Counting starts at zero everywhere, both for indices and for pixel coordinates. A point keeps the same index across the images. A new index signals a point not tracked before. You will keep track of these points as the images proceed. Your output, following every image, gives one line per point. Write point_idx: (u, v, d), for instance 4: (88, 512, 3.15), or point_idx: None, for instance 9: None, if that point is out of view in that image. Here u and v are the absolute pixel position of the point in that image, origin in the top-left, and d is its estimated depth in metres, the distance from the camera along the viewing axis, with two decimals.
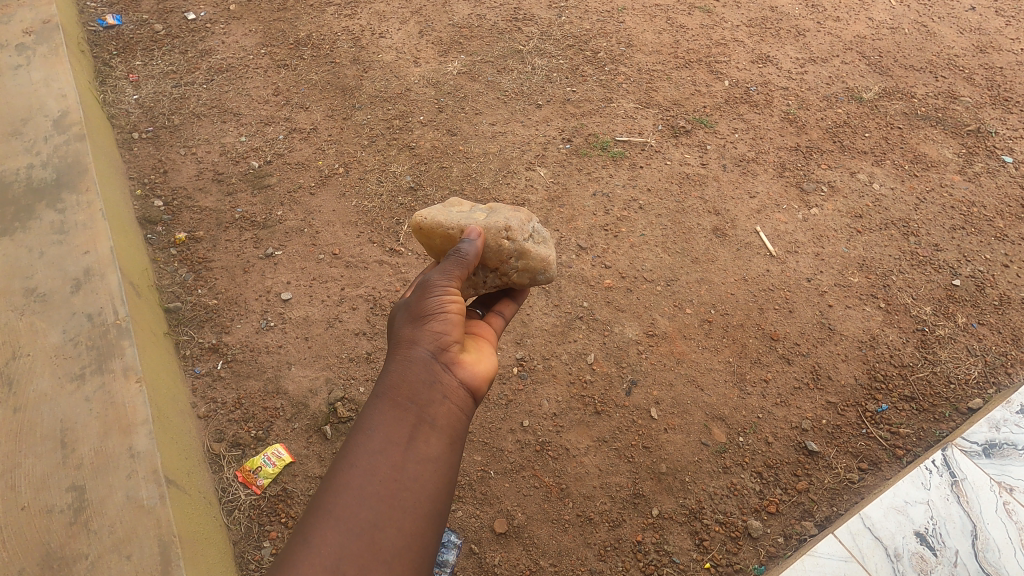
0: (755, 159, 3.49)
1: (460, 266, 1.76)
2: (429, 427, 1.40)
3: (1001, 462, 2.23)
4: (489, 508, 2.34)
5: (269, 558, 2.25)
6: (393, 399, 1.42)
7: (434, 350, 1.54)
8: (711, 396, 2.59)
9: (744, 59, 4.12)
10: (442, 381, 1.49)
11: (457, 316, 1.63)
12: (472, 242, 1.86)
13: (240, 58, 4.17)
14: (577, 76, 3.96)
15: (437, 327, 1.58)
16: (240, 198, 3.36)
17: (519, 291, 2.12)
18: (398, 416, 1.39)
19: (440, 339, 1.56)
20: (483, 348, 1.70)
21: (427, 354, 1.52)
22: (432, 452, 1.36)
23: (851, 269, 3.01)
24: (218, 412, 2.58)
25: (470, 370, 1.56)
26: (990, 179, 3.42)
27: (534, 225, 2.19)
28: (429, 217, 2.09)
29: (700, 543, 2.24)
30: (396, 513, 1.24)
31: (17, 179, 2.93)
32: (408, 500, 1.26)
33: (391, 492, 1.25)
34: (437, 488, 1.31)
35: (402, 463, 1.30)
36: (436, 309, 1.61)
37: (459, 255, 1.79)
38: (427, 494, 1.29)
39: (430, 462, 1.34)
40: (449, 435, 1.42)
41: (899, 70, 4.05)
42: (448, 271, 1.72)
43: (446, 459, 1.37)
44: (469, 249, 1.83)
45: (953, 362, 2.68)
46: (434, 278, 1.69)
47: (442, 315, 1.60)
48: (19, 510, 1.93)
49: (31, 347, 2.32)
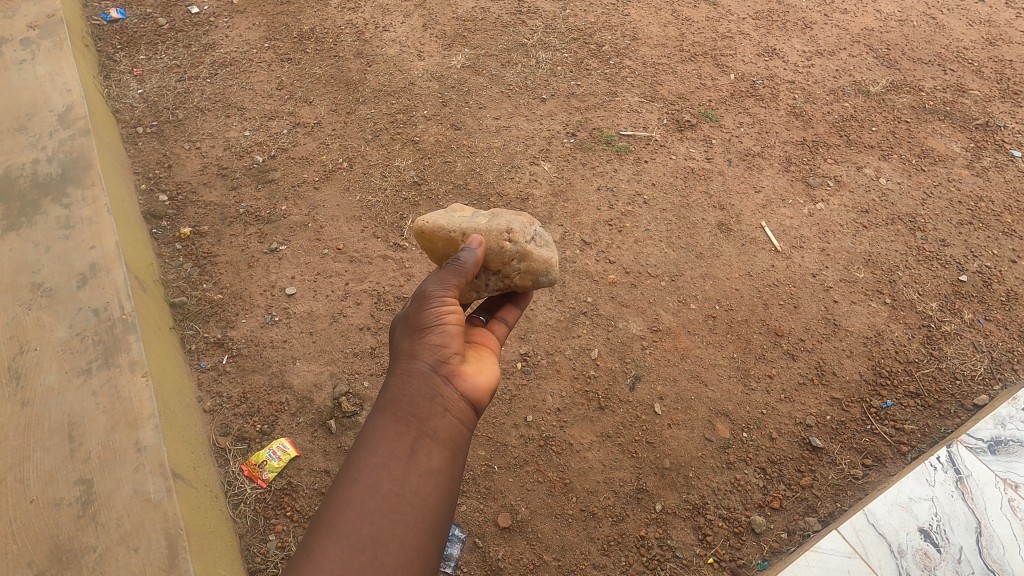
0: (761, 153, 3.47)
1: (457, 274, 1.76)
2: (430, 441, 1.41)
3: (1006, 459, 2.23)
4: (493, 502, 2.35)
5: (274, 551, 2.27)
6: (394, 413, 1.43)
7: (434, 362, 1.54)
8: (715, 391, 2.58)
9: (750, 52, 4.09)
10: (443, 393, 1.50)
11: (456, 326, 1.63)
12: (472, 251, 1.86)
13: (244, 52, 4.16)
14: (582, 69, 3.94)
15: (436, 339, 1.58)
16: (244, 192, 3.37)
17: (522, 296, 2.14)
18: (400, 430, 1.40)
19: (440, 352, 1.56)
20: (484, 358, 1.70)
21: (428, 367, 1.53)
22: (434, 465, 1.37)
23: (856, 265, 2.99)
24: (223, 407, 2.60)
25: (471, 381, 1.56)
26: (999, 173, 3.38)
27: (536, 228, 2.16)
28: (431, 221, 2.08)
29: (703, 538, 2.25)
30: (398, 528, 1.24)
31: (23, 174, 2.94)
32: (410, 514, 1.27)
33: (394, 507, 1.27)
34: (439, 502, 1.32)
35: (404, 478, 1.31)
36: (434, 321, 1.61)
37: (457, 264, 1.78)
38: (429, 508, 1.30)
39: (431, 475, 1.35)
40: (450, 448, 1.43)
41: (907, 63, 4.01)
42: (445, 280, 1.71)
43: (448, 472, 1.38)
44: (468, 258, 1.83)
45: (959, 358, 2.66)
46: (432, 288, 1.68)
47: (440, 327, 1.60)
48: (28, 503, 1.95)
49: (38, 341, 2.34)
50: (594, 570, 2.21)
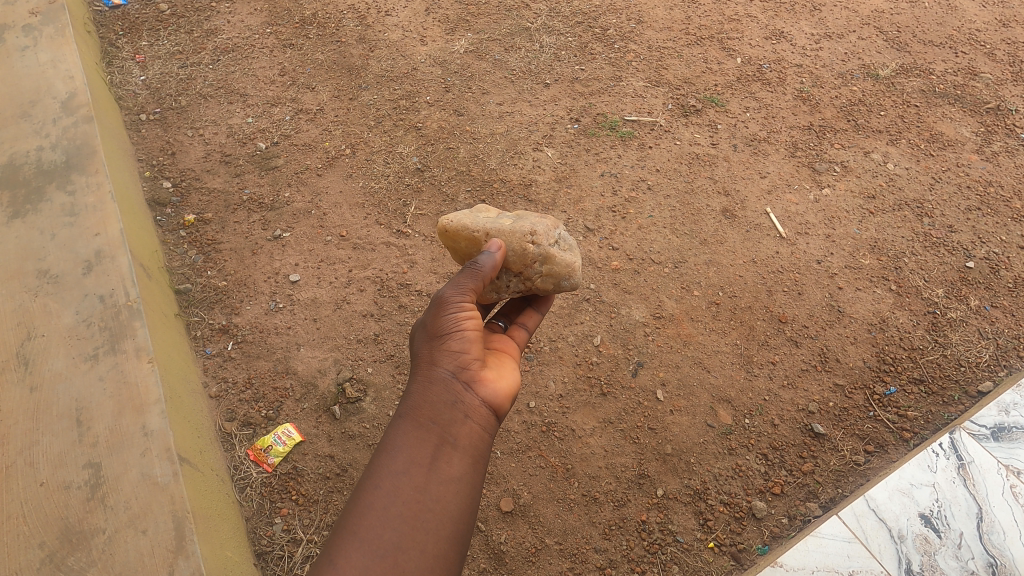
0: (766, 138, 3.43)
1: (474, 278, 1.75)
2: (451, 448, 1.42)
3: (1010, 445, 2.22)
4: (496, 487, 2.36)
5: (280, 534, 2.30)
6: (415, 420, 1.46)
7: (454, 368, 1.55)
8: (717, 377, 2.59)
9: (758, 35, 4.03)
10: (464, 400, 1.51)
11: (475, 332, 1.63)
12: (491, 254, 1.85)
13: (245, 38, 4.14)
14: (586, 54, 3.89)
15: (456, 345, 1.58)
16: (248, 179, 3.37)
17: (541, 301, 2.13)
18: (421, 436, 1.43)
19: (460, 358, 1.57)
20: (504, 363, 1.70)
21: (448, 374, 1.54)
22: (455, 472, 1.39)
23: (862, 251, 2.97)
24: (229, 392, 2.62)
25: (493, 387, 1.57)
26: (1009, 158, 3.33)
27: (560, 231, 2.16)
28: (455, 220, 2.09)
29: (704, 522, 2.26)
30: (418, 535, 1.27)
31: (28, 161, 2.95)
32: (431, 522, 1.30)
33: (414, 515, 1.29)
34: (460, 509, 1.35)
35: (425, 485, 1.34)
36: (453, 326, 1.60)
37: (474, 267, 1.77)
38: (449, 515, 1.32)
39: (453, 483, 1.37)
40: (471, 455, 1.45)
41: (918, 45, 3.94)
42: (461, 284, 1.70)
43: (468, 479, 1.40)
44: (486, 262, 1.81)
45: (964, 345, 2.65)
46: (449, 293, 1.66)
47: (459, 333, 1.60)
48: (38, 486, 1.99)
49: (46, 327, 2.36)
50: (595, 553, 2.23)
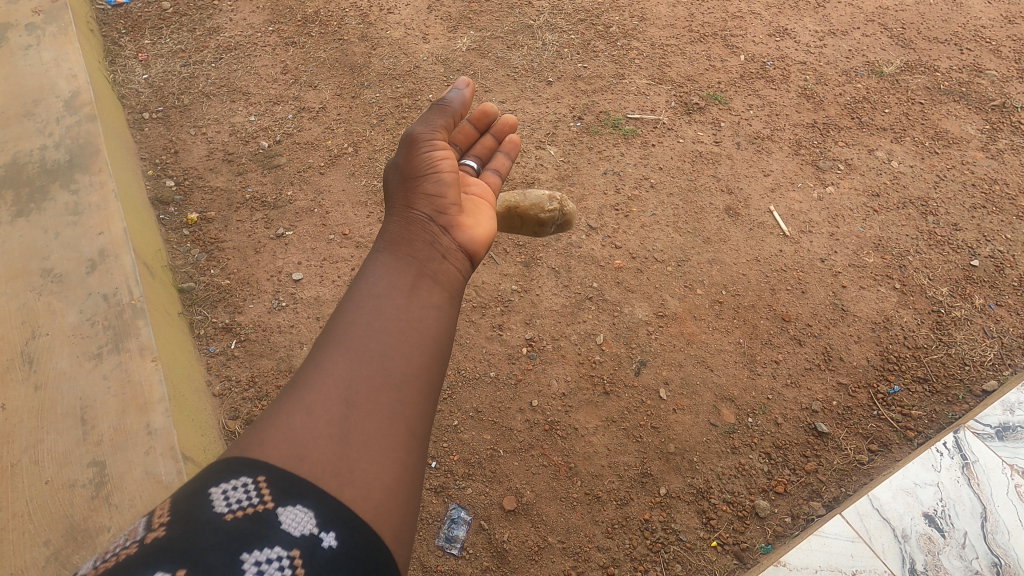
0: (770, 136, 3.42)
1: (444, 114, 1.75)
2: (430, 280, 1.42)
3: (1015, 445, 2.21)
4: (499, 485, 2.36)
5: None
6: (393, 253, 1.46)
7: (431, 212, 1.57)
8: (720, 376, 2.58)
9: (761, 32, 4.02)
10: (441, 241, 1.53)
11: (451, 175, 1.64)
12: (461, 90, 1.81)
13: (248, 36, 4.14)
14: (589, 51, 3.88)
15: (431, 186, 1.60)
16: (251, 177, 3.37)
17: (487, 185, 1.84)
18: (401, 266, 1.42)
19: (437, 202, 1.59)
20: (480, 211, 1.73)
21: (425, 216, 1.56)
22: (435, 301, 1.38)
23: (866, 249, 2.96)
24: (233, 390, 2.63)
25: (470, 234, 1.61)
26: (1015, 156, 3.31)
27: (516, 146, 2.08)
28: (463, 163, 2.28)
29: (707, 521, 2.26)
30: (403, 347, 1.23)
31: (31, 160, 2.96)
32: (415, 338, 1.26)
33: (398, 329, 1.26)
34: (443, 331, 1.33)
35: (407, 307, 1.31)
36: (427, 165, 1.62)
37: (443, 103, 1.76)
38: (433, 333, 1.30)
39: (434, 309, 1.35)
40: (449, 291, 1.45)
41: (922, 42, 3.92)
42: (431, 121, 1.72)
43: (448, 309, 1.39)
44: (455, 97, 1.79)
45: (969, 344, 2.64)
46: (421, 131, 1.68)
47: (435, 174, 1.61)
48: (43, 484, 1.99)
49: (50, 326, 2.37)
50: (598, 552, 2.23)
